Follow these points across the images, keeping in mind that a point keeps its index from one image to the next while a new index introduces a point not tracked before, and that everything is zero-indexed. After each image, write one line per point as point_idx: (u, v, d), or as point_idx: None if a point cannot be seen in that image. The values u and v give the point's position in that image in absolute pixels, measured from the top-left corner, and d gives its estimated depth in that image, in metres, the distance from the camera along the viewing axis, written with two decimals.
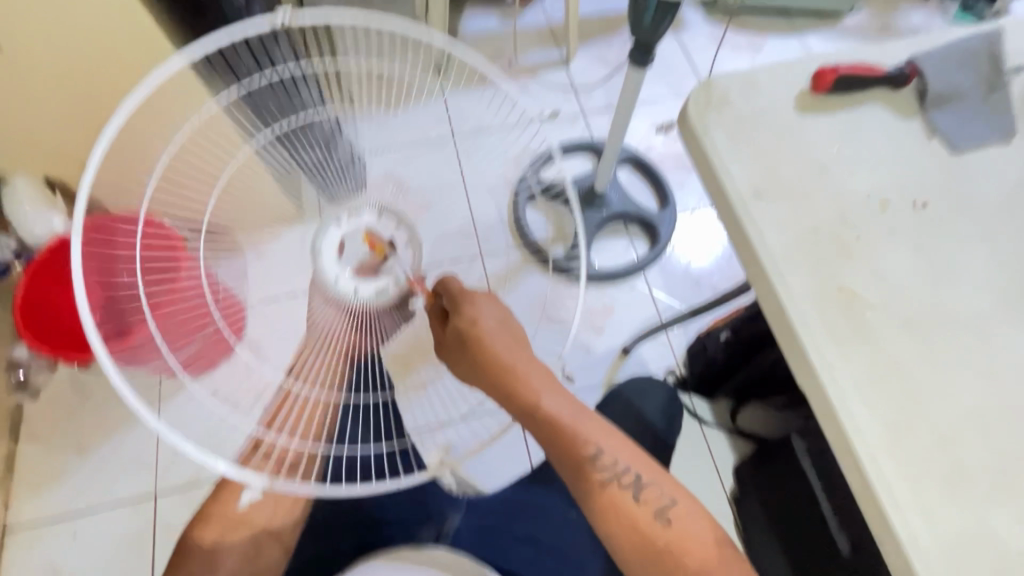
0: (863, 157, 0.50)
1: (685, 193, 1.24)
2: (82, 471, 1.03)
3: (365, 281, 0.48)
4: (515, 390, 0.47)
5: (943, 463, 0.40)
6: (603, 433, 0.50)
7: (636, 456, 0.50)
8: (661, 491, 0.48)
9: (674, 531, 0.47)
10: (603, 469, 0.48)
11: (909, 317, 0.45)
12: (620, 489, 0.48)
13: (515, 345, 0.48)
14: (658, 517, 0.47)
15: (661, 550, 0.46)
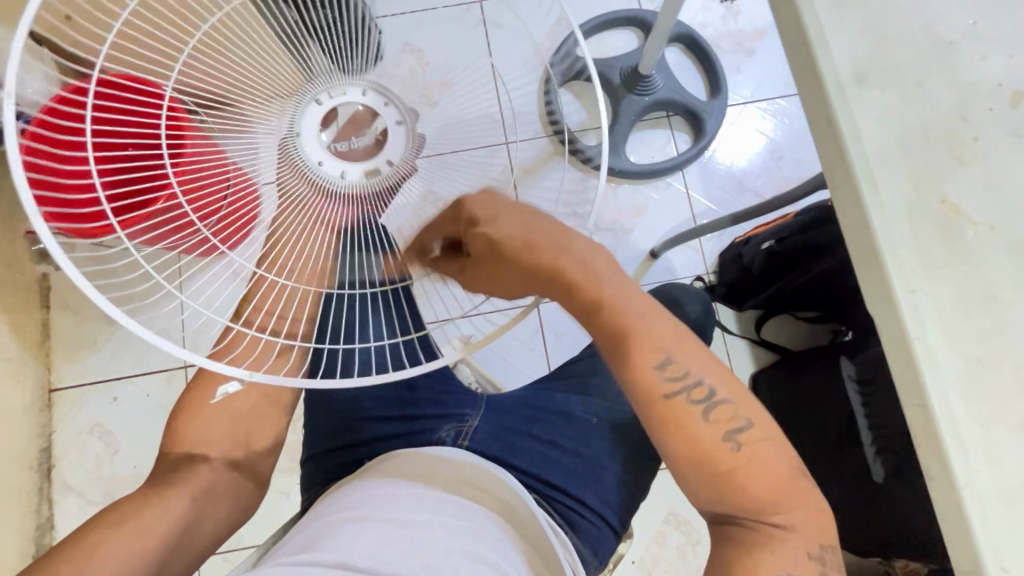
0: (1000, 35, 0.40)
1: (741, 81, 1.09)
2: (114, 341, 1.06)
3: (350, 164, 0.45)
4: (581, 280, 0.43)
5: (1021, 402, 0.36)
6: (676, 337, 0.46)
7: (714, 368, 0.46)
8: (736, 412, 0.44)
9: (742, 456, 0.43)
10: (669, 381, 0.44)
11: (1016, 239, 0.38)
12: (687, 403, 0.44)
13: (556, 241, 0.43)
14: (727, 439, 0.44)
15: (726, 471, 0.43)
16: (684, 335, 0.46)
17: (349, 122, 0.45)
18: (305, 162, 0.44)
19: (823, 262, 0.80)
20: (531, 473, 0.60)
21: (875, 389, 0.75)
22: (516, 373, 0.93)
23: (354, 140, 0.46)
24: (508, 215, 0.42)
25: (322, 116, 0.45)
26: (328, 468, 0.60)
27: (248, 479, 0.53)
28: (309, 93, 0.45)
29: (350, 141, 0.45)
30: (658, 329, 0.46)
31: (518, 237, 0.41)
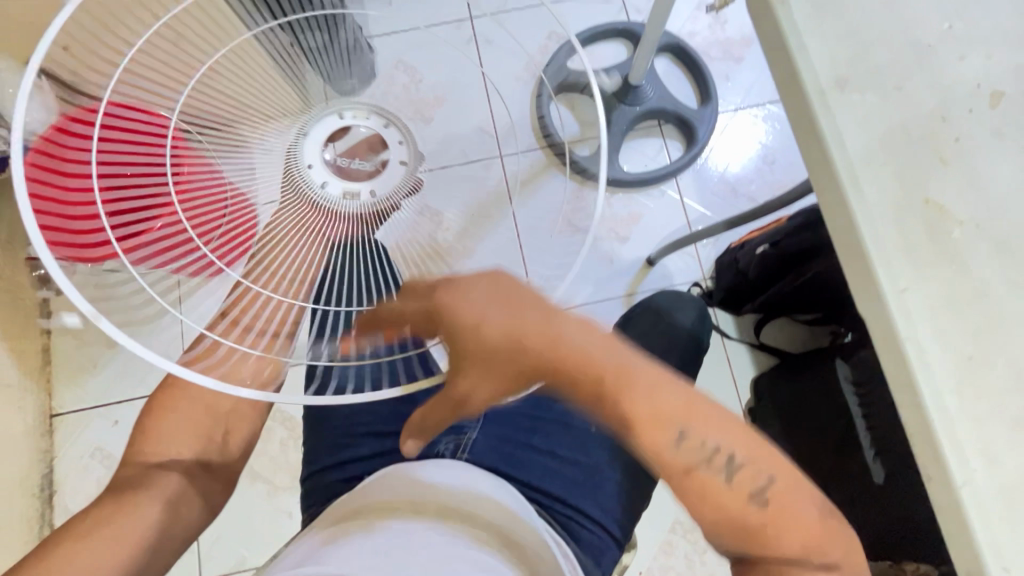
0: (977, 38, 0.41)
1: (730, 88, 1.11)
2: (115, 364, 1.07)
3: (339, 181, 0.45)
4: (586, 378, 0.42)
5: (1014, 397, 0.36)
6: (687, 407, 0.43)
7: (734, 434, 0.44)
8: (758, 470, 0.43)
9: (770, 512, 0.43)
10: (692, 457, 0.43)
11: (1003, 237, 0.38)
12: (708, 475, 0.43)
13: (545, 332, 0.40)
14: (753, 499, 0.43)
15: (754, 529, 0.43)
16: (697, 404, 0.44)
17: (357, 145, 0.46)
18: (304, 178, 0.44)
19: (818, 265, 0.80)
20: (531, 484, 0.60)
21: (879, 396, 0.75)
22: None
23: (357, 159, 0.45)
24: (485, 307, 0.38)
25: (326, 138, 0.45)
26: (326, 486, 0.60)
27: (219, 476, 0.54)
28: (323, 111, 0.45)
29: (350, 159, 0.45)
30: (669, 401, 0.43)
31: (503, 334, 0.39)
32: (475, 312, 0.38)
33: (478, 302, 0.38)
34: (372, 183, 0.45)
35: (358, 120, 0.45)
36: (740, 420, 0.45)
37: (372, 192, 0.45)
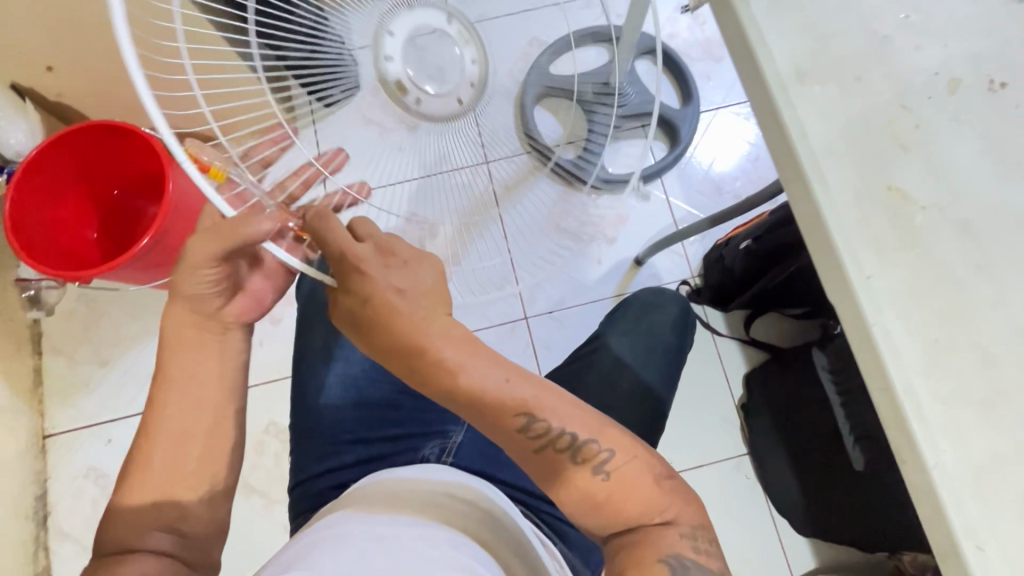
0: (933, 27, 0.41)
1: (711, 87, 1.12)
2: (108, 383, 1.07)
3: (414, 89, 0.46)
4: (433, 370, 0.49)
5: (981, 378, 0.36)
6: (537, 397, 0.50)
7: (577, 414, 0.51)
8: (599, 446, 0.49)
9: (613, 483, 0.48)
10: (536, 437, 0.49)
11: (965, 221, 0.39)
12: (556, 453, 0.49)
13: (426, 318, 0.48)
14: (597, 473, 0.49)
15: (602, 500, 0.49)
16: (549, 391, 0.51)
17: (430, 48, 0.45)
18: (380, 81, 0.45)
19: (798, 260, 0.80)
20: (517, 485, 0.60)
21: (853, 381, 0.76)
22: None
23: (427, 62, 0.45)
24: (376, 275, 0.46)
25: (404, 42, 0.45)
26: (312, 496, 0.60)
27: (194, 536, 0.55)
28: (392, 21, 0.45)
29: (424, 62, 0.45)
30: (524, 390, 0.50)
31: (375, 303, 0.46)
32: (371, 279, 0.46)
33: (371, 273, 0.46)
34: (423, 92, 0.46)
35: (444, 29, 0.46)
36: (587, 406, 0.52)
37: (418, 101, 0.46)
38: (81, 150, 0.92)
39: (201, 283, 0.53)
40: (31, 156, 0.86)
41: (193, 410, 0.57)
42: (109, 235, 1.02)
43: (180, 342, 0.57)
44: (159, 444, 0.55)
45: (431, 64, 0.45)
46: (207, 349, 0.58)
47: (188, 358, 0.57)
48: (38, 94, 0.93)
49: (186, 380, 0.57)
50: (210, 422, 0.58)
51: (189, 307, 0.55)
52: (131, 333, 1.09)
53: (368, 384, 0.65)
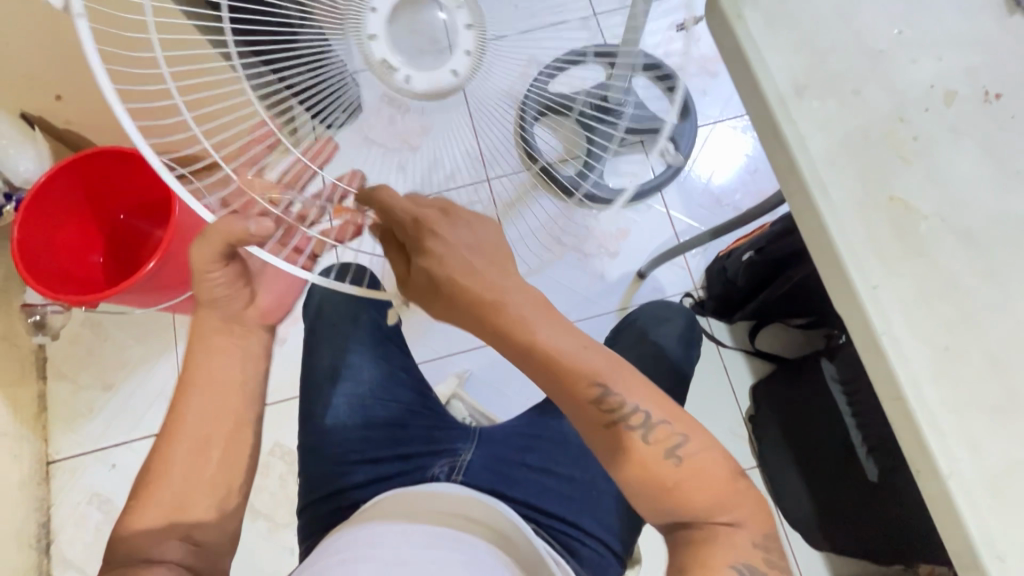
0: (928, 41, 0.42)
1: (708, 101, 1.13)
2: (112, 406, 1.07)
3: (410, 66, 0.44)
4: (509, 327, 0.48)
5: (992, 385, 0.36)
6: (609, 367, 0.50)
7: (648, 393, 0.50)
8: (674, 431, 0.49)
9: (685, 469, 0.48)
10: (609, 411, 0.49)
11: (968, 229, 0.39)
12: (628, 430, 0.48)
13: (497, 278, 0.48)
14: (669, 456, 0.48)
15: (670, 485, 0.48)
16: (617, 363, 0.51)
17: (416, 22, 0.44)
18: (371, 60, 0.43)
19: (800, 270, 0.81)
20: (527, 502, 0.59)
21: (863, 390, 0.76)
22: (516, 398, 1.00)
23: (420, 39, 0.44)
24: (455, 246, 0.44)
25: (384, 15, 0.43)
26: (321, 517, 0.59)
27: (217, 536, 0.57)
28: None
29: (416, 40, 0.44)
30: (593, 359, 0.50)
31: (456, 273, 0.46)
32: (447, 245, 0.44)
33: (448, 239, 0.44)
34: (411, 71, 0.44)
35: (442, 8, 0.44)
36: (660, 390, 0.51)
37: (406, 79, 0.44)
38: (88, 177, 0.93)
39: (220, 289, 0.54)
40: (39, 182, 0.87)
41: (212, 417, 0.58)
42: (115, 260, 1.03)
43: (212, 349, 0.58)
44: (183, 449, 0.56)
45: (422, 47, 0.44)
46: (231, 354, 0.58)
47: (214, 364, 0.58)
48: (46, 122, 0.95)
49: (211, 387, 0.58)
50: (230, 427, 0.59)
51: (216, 316, 0.57)
52: (135, 356, 1.09)
53: (376, 403, 0.65)
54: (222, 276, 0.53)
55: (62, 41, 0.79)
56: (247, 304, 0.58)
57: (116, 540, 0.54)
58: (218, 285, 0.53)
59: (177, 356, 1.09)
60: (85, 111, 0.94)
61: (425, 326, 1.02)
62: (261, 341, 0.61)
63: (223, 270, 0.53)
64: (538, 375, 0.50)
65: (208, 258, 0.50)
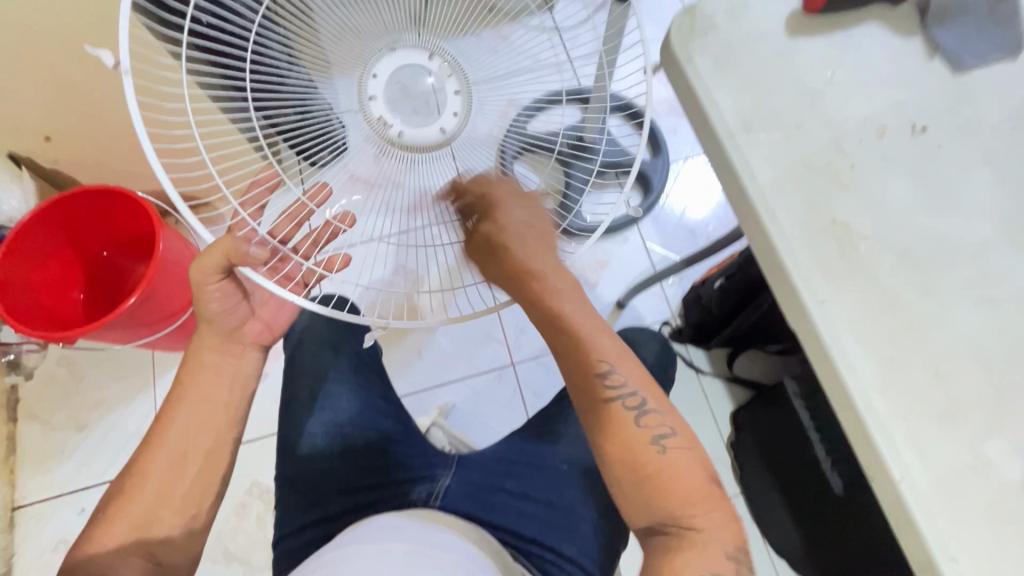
0: (860, 82, 0.47)
1: (679, 140, 1.19)
2: (84, 448, 1.04)
3: (405, 124, 0.52)
4: (540, 293, 0.51)
5: (936, 393, 0.39)
6: (620, 354, 0.51)
7: (647, 383, 0.51)
8: (661, 420, 0.49)
9: (666, 459, 0.48)
10: (610, 387, 0.49)
11: (905, 249, 0.42)
12: (623, 409, 0.49)
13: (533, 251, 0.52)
14: (654, 443, 0.49)
15: (649, 474, 0.48)
16: (624, 356, 0.51)
17: (409, 86, 0.51)
18: (371, 115, 0.51)
19: (766, 298, 0.84)
20: (507, 527, 0.59)
21: (820, 406, 0.79)
22: (498, 425, 1.00)
23: (411, 98, 0.51)
24: (513, 222, 0.51)
25: (383, 81, 0.51)
26: (295, 549, 0.58)
27: (183, 551, 0.55)
28: (369, 67, 0.51)
29: (409, 99, 0.51)
30: (603, 343, 0.51)
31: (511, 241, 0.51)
32: (509, 221, 0.51)
33: (512, 216, 0.51)
34: (404, 126, 0.52)
35: (434, 74, 0.52)
36: (657, 384, 0.52)
37: (400, 134, 0.52)
38: (73, 215, 0.94)
39: (217, 303, 0.56)
40: (24, 220, 0.88)
41: (194, 431, 0.57)
42: (95, 295, 1.03)
43: (201, 368, 0.58)
44: (159, 463, 0.55)
45: (416, 105, 0.52)
46: (217, 372, 0.58)
47: (205, 378, 0.58)
48: (34, 162, 0.97)
49: (197, 403, 0.57)
50: (208, 445, 0.57)
51: (215, 332, 0.58)
52: (110, 395, 1.08)
53: (355, 431, 0.65)
54: (217, 291, 0.55)
55: (58, 86, 0.83)
56: (246, 318, 0.60)
57: (81, 547, 0.52)
58: (216, 298, 0.55)
59: (154, 394, 1.08)
60: (75, 152, 0.96)
61: (407, 358, 1.03)
62: (252, 363, 0.62)
63: (217, 283, 0.54)
64: (557, 344, 0.52)
65: (207, 268, 0.52)
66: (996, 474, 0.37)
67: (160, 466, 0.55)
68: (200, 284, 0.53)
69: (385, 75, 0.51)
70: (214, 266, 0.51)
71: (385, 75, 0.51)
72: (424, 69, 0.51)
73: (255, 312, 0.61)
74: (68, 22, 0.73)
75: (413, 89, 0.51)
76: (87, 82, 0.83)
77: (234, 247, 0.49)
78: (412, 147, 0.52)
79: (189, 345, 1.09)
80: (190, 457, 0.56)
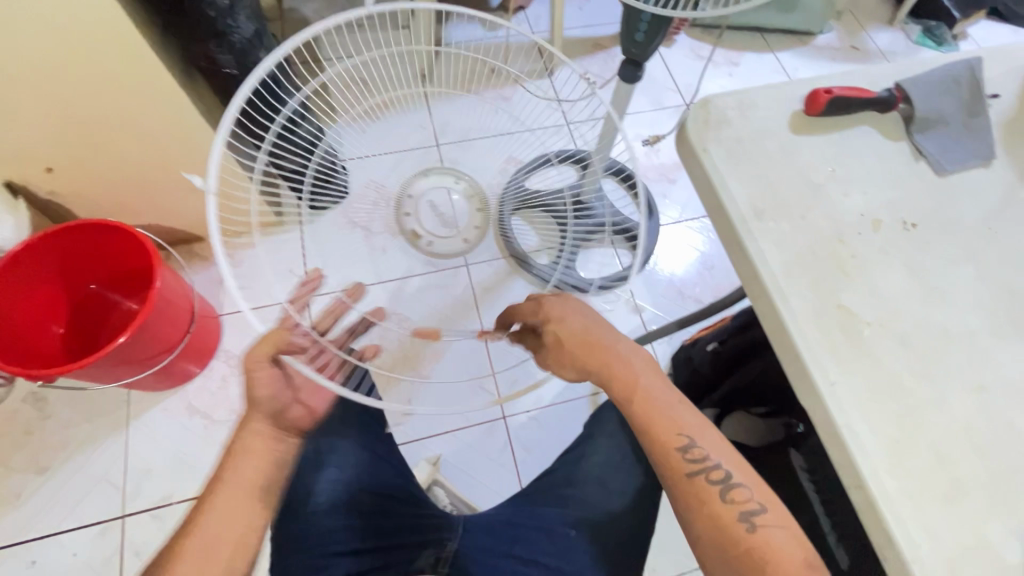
0: (856, 180, 0.52)
1: (668, 204, 1.26)
2: (43, 494, 0.98)
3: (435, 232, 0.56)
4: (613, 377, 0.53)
5: (939, 474, 0.41)
6: (699, 426, 0.52)
7: (731, 457, 0.52)
8: (750, 495, 0.50)
9: (757, 536, 0.48)
10: (694, 463, 0.51)
11: (903, 334, 0.46)
12: (708, 484, 0.50)
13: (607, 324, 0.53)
14: (743, 520, 0.49)
15: (744, 555, 0.48)
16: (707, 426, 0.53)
17: (438, 203, 0.56)
18: (401, 225, 0.56)
19: (759, 362, 0.86)
20: None
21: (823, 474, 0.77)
22: (492, 485, 0.99)
23: (438, 211, 0.56)
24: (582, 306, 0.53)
25: (414, 200, 0.56)
26: None
27: None
28: (403, 190, 0.56)
29: (433, 212, 0.56)
30: (685, 418, 0.53)
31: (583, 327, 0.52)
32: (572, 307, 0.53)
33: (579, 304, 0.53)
34: (433, 235, 0.56)
35: (454, 187, 0.57)
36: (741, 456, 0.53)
37: (429, 243, 0.56)
38: (70, 251, 0.93)
39: (264, 389, 0.53)
40: (16, 250, 0.85)
41: (229, 521, 0.52)
42: (76, 331, 0.99)
43: (244, 450, 0.54)
44: (190, 559, 0.50)
45: (445, 219, 0.56)
46: (261, 458, 0.55)
47: (247, 463, 0.54)
48: (30, 192, 0.95)
49: (234, 487, 0.53)
50: (239, 534, 0.52)
51: (262, 415, 0.55)
52: (76, 437, 1.02)
53: (363, 493, 0.65)
54: (266, 376, 0.52)
55: (73, 120, 0.83)
56: (292, 402, 0.55)
57: None
58: (262, 382, 0.52)
59: (126, 437, 1.03)
60: (76, 184, 0.95)
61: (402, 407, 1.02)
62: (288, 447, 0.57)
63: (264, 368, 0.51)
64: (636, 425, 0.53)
65: (257, 356, 0.49)
66: (996, 554, 0.39)
67: (186, 559, 0.50)
68: (249, 368, 0.51)
69: (416, 195, 0.56)
70: (266, 354, 0.49)
71: (416, 196, 0.56)
72: (446, 188, 0.57)
73: (300, 397, 0.56)
74: (85, 52, 0.74)
75: (439, 204, 0.56)
76: (101, 117, 0.84)
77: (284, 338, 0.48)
78: (437, 255, 0.57)
79: (169, 387, 1.05)
80: (223, 540, 0.52)
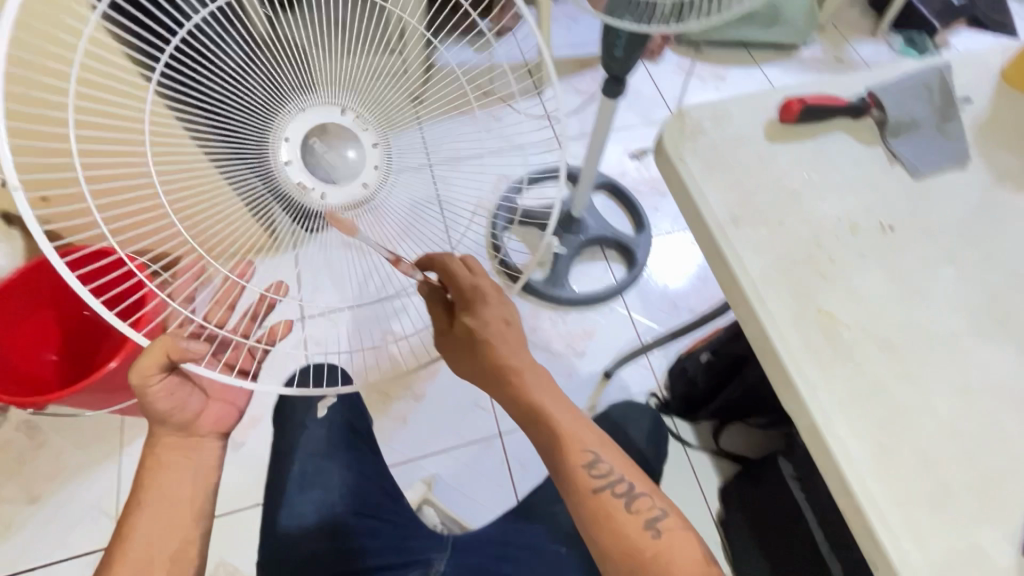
0: (833, 186, 0.52)
1: (659, 217, 1.27)
2: (33, 524, 0.96)
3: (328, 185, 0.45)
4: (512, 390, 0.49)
5: (926, 477, 0.40)
6: (599, 436, 0.51)
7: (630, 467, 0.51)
8: (652, 501, 0.49)
9: (663, 543, 0.47)
10: (597, 477, 0.48)
11: (885, 336, 0.46)
12: (613, 497, 0.48)
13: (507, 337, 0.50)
14: (648, 527, 0.48)
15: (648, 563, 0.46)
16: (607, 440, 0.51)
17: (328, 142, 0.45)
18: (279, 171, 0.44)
19: (751, 371, 0.85)
20: None
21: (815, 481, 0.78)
22: (486, 503, 0.97)
23: (324, 150, 0.45)
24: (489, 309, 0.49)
25: (296, 142, 0.44)
26: None
27: None
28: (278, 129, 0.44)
29: (319, 151, 0.44)
30: (584, 430, 0.50)
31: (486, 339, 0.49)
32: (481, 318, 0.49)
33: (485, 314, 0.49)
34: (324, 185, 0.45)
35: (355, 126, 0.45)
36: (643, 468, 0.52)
37: (322, 196, 0.45)
38: (63, 277, 0.93)
39: (163, 401, 0.52)
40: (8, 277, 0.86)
41: (160, 534, 0.53)
42: (69, 357, 0.99)
43: (160, 464, 0.55)
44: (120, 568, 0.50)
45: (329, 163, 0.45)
46: (178, 469, 0.56)
47: (167, 476, 0.55)
48: (25, 221, 0.96)
49: (158, 503, 0.54)
50: (175, 544, 0.53)
51: (169, 429, 0.55)
52: (67, 465, 1.01)
53: (348, 512, 0.64)
54: (162, 389, 0.51)
55: None
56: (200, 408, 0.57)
57: None
58: (159, 397, 0.52)
59: (117, 464, 1.02)
60: None
61: (396, 428, 1.01)
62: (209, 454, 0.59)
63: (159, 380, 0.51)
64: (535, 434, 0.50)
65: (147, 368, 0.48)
66: (988, 558, 0.38)
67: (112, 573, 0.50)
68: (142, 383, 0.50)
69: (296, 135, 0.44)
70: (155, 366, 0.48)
71: (297, 137, 0.44)
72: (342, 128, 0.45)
73: (210, 398, 0.60)
74: None
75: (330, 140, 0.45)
76: None
77: (174, 346, 0.48)
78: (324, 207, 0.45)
79: None
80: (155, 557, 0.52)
